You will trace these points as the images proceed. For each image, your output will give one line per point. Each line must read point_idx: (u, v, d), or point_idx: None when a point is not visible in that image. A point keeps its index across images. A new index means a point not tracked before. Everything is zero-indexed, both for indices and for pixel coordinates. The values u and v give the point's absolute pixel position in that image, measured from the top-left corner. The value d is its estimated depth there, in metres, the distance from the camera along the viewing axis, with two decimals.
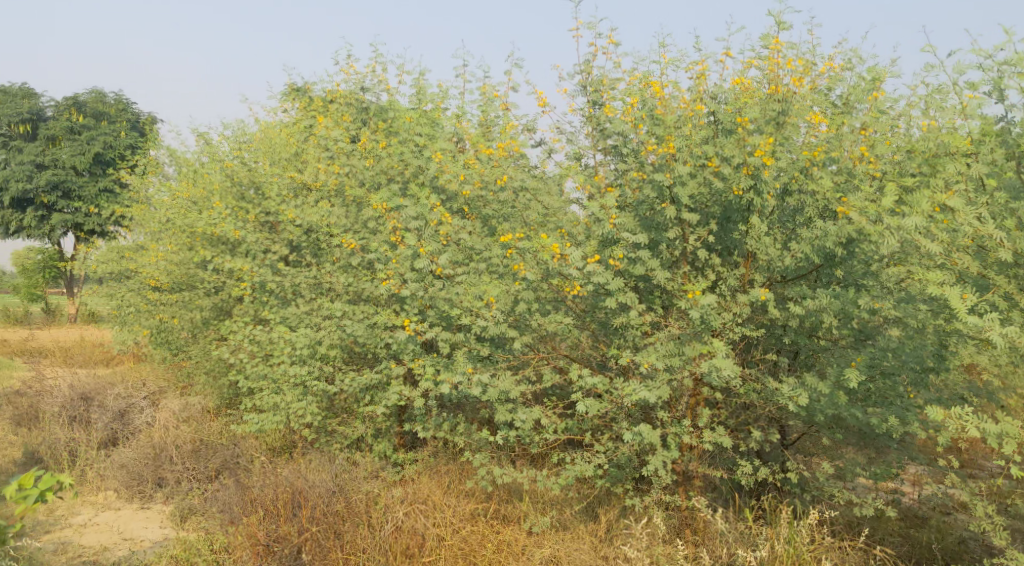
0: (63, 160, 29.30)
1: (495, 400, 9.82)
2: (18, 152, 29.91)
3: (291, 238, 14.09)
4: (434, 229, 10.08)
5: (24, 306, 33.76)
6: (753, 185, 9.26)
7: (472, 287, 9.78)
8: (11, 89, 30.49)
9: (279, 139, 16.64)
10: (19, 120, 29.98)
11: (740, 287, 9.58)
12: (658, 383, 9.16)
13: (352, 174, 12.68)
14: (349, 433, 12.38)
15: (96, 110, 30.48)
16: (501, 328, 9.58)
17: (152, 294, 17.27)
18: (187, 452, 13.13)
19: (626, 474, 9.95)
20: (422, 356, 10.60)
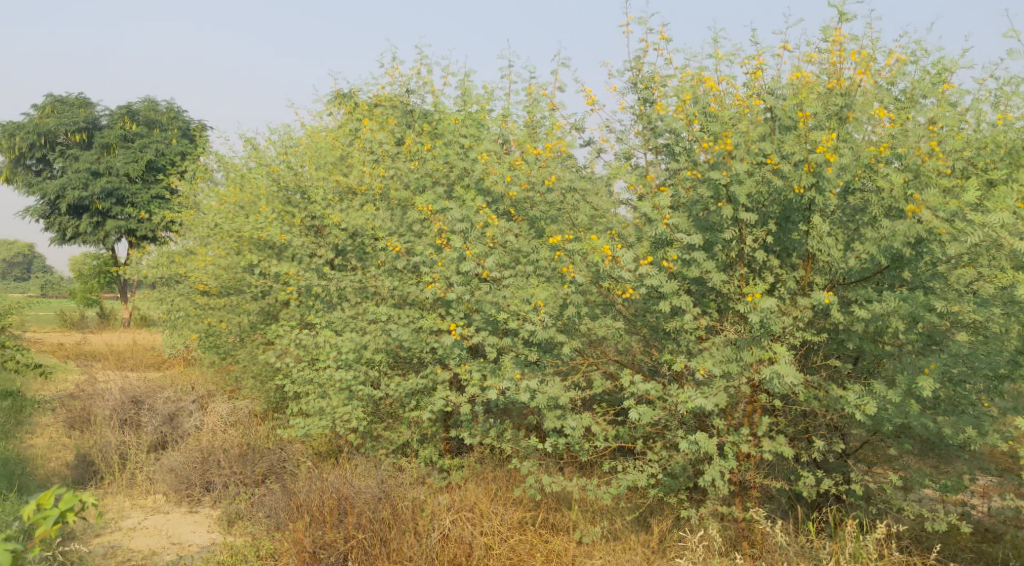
0: (117, 168, 29.69)
1: (544, 406, 9.60)
2: (73, 160, 30.36)
3: (336, 242, 14.00)
4: (480, 231, 9.89)
5: (79, 311, 34.24)
6: (815, 183, 8.82)
7: (520, 290, 9.57)
8: (68, 99, 31.00)
9: (324, 142, 16.60)
10: (75, 128, 30.48)
11: (798, 290, 9.27)
12: (714, 390, 8.90)
13: (398, 175, 12.52)
14: (394, 438, 12.20)
15: (149, 118, 30.87)
16: (551, 332, 9.32)
17: (200, 299, 17.32)
18: (235, 456, 13.07)
19: (680, 484, 9.69)
20: (469, 361, 10.42)
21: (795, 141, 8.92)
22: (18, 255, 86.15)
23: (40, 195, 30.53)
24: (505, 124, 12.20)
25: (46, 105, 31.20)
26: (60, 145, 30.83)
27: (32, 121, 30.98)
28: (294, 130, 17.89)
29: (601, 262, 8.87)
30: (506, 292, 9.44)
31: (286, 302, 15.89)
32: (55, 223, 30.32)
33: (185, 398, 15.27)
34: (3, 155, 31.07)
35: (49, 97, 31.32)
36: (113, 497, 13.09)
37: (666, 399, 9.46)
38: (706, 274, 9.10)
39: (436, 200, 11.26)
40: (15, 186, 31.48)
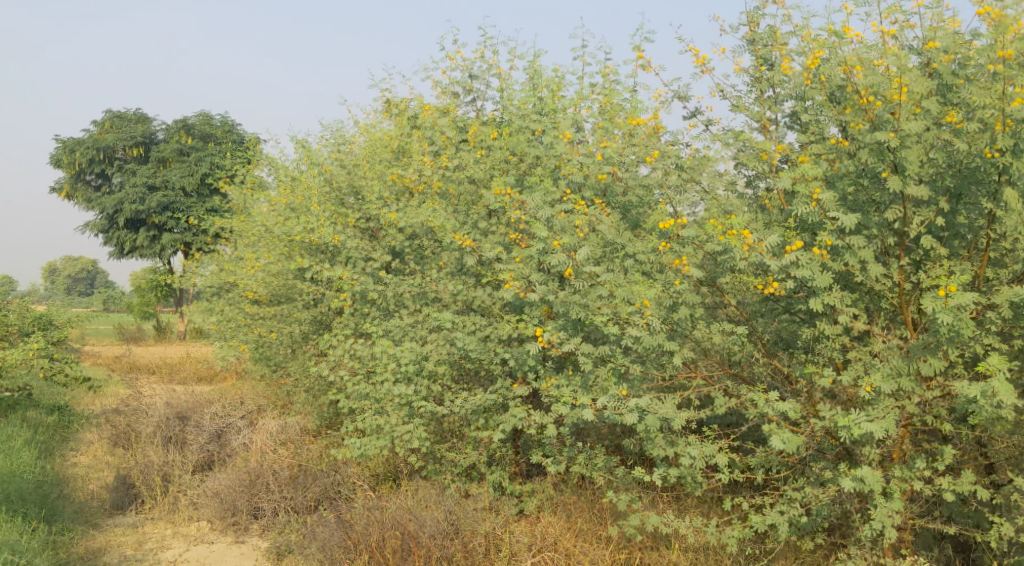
0: (173, 181, 29.09)
1: (654, 429, 8.36)
2: (131, 174, 29.74)
3: (394, 244, 12.92)
4: (566, 222, 8.66)
5: (135, 325, 33.63)
6: (1012, 145, 7.83)
7: (618, 288, 8.33)
8: (126, 114, 30.46)
9: (380, 138, 15.42)
10: (133, 144, 29.90)
11: (973, 284, 8.27)
12: (880, 412, 7.69)
13: (464, 168, 11.28)
14: (460, 460, 10.99)
15: (205, 132, 29.96)
16: (663, 338, 8.03)
17: (250, 308, 16.29)
18: (286, 479, 11.91)
19: (813, 524, 8.41)
20: (554, 375, 9.20)
21: (985, 96, 7.91)
22: (79, 269, 86.63)
23: (97, 210, 29.93)
24: (581, 110, 10.81)
25: (105, 120, 30.62)
26: (119, 160, 30.22)
27: (92, 137, 30.37)
28: (348, 127, 16.82)
29: (738, 249, 7.73)
30: (601, 293, 8.25)
31: (341, 310, 14.80)
32: (114, 238, 29.73)
33: (232, 413, 14.19)
34: (62, 170, 30.57)
35: (107, 113, 30.76)
36: (155, 524, 12.02)
37: (802, 421, 8.24)
38: (862, 265, 8.06)
39: (510, 188, 10.06)
40: (75, 203, 31.00)
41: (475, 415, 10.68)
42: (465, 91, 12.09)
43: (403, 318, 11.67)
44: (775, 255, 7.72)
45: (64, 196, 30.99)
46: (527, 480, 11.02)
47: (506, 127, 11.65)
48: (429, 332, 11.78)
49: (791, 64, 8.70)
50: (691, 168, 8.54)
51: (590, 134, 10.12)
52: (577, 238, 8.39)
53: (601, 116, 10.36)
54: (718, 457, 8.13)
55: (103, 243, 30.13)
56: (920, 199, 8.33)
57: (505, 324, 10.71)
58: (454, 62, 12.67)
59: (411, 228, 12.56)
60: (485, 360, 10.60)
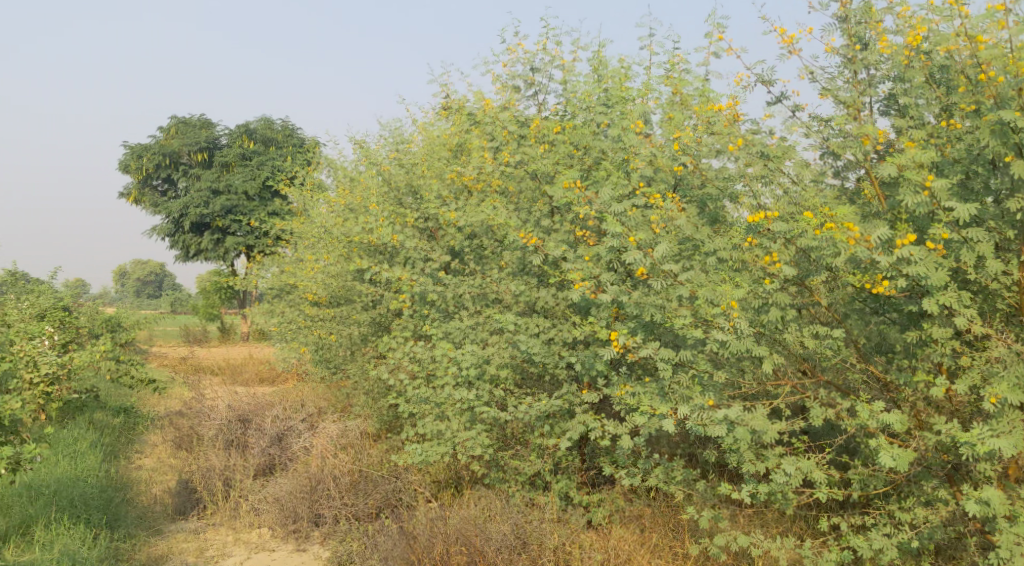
0: (237, 185, 28.94)
1: (742, 441, 7.89)
2: (196, 180, 29.97)
3: (455, 244, 12.56)
4: (642, 218, 8.18)
5: (200, 327, 33.80)
6: None
7: (701, 289, 7.84)
8: (190, 120, 30.57)
9: (438, 136, 15.07)
10: (198, 148, 29.94)
11: None
12: (1005, 426, 7.26)
13: (526, 161, 10.81)
14: (524, 469, 10.54)
15: (266, 136, 30.00)
16: (751, 342, 7.58)
17: (310, 310, 16.03)
18: (346, 485, 11.57)
19: (913, 543, 7.90)
20: (628, 381, 8.73)
21: None
22: (146, 272, 88.00)
23: (165, 215, 30.02)
24: (648, 100, 10.28)
25: (170, 126, 30.73)
26: (183, 165, 30.33)
27: (158, 143, 30.53)
28: (406, 125, 16.51)
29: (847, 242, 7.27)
30: (682, 293, 7.77)
31: (400, 311, 14.48)
32: (178, 241, 29.85)
33: (293, 417, 13.93)
34: (130, 175, 30.77)
35: (172, 119, 30.88)
36: (216, 531, 11.76)
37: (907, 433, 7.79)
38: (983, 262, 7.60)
39: (576, 183, 9.58)
40: (142, 208, 31.22)
41: (541, 421, 10.26)
42: (527, 84, 11.61)
43: (464, 320, 11.31)
44: (867, 254, 7.26)
45: (131, 201, 31.26)
46: (594, 489, 10.59)
47: (570, 120, 11.15)
48: (490, 334, 11.41)
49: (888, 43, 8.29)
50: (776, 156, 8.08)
51: (661, 125, 9.60)
52: (652, 236, 7.95)
53: (670, 106, 9.84)
54: (813, 471, 7.67)
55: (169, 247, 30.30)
56: (1021, 190, 7.77)
57: (571, 326, 10.30)
58: (514, 53, 12.19)
59: (471, 227, 12.18)
60: (550, 364, 10.18)
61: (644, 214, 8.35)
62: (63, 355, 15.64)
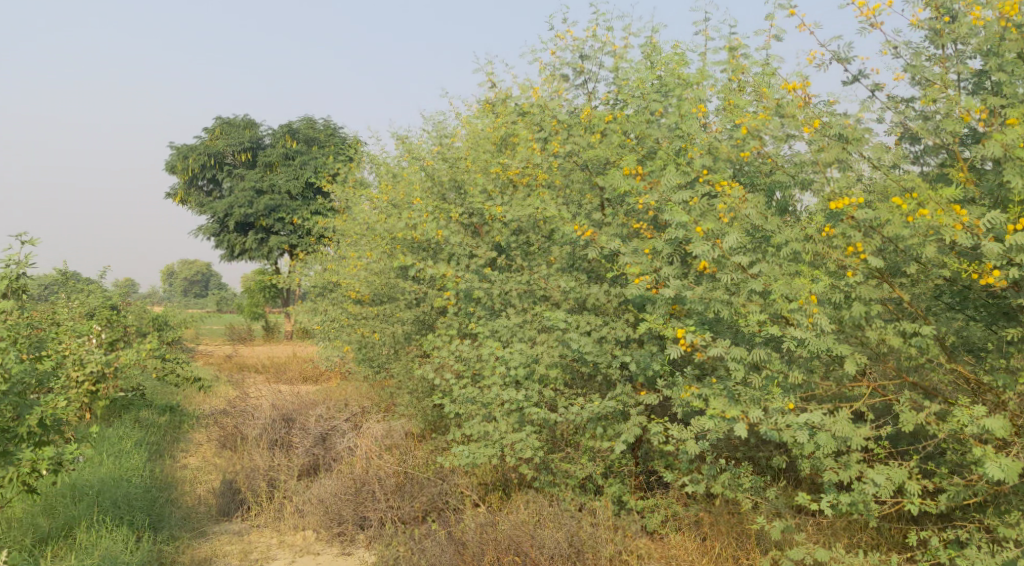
0: (280, 185, 28.96)
1: (819, 446, 7.47)
2: (240, 179, 29.90)
3: (503, 240, 12.20)
4: (708, 209, 7.75)
5: (245, 326, 33.78)
6: None
7: (775, 284, 7.40)
8: (235, 121, 30.49)
9: (482, 130, 14.72)
10: (241, 149, 29.89)
11: None
12: None
13: (577, 151, 10.42)
14: (575, 472, 10.15)
15: (309, 136, 29.91)
16: (831, 342, 7.25)
17: (353, 307, 15.74)
18: (392, 487, 11.26)
19: (1000, 556, 7.45)
20: (692, 381, 8.30)
21: None
22: (193, 271, 88.76)
23: (209, 214, 30.01)
24: (703, 87, 9.83)
25: (215, 127, 30.68)
26: (228, 166, 30.29)
27: (203, 143, 30.51)
28: (449, 119, 16.18)
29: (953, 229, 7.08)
30: (753, 289, 7.34)
31: (445, 309, 14.15)
32: (224, 240, 29.82)
33: (337, 416, 13.62)
34: (176, 176, 30.80)
35: (217, 120, 30.83)
36: (260, 533, 11.50)
37: (1001, 440, 7.39)
38: None
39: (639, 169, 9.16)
40: (187, 207, 31.23)
41: (594, 422, 9.90)
42: (576, 73, 11.20)
43: (511, 317, 10.96)
44: (965, 244, 7.02)
45: (177, 201, 31.30)
46: (647, 492, 10.21)
47: (621, 109, 10.73)
48: (538, 332, 11.06)
49: (981, 16, 7.86)
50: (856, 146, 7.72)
51: (721, 112, 9.17)
52: (719, 229, 7.57)
53: (729, 91, 9.40)
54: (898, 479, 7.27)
55: (214, 246, 30.31)
56: None
57: (625, 324, 9.93)
58: (562, 40, 11.77)
59: (517, 222, 11.82)
60: (604, 363, 9.82)
61: (709, 205, 7.90)
62: (108, 353, 15.50)
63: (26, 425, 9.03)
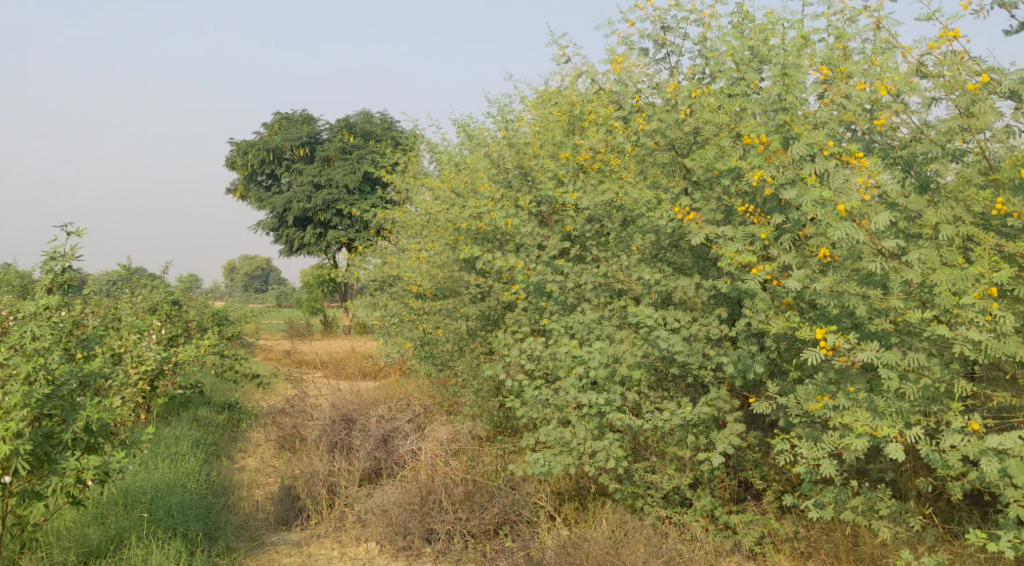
0: (337, 179, 28.30)
1: None
2: (298, 174, 29.36)
3: (575, 230, 11.37)
4: None
5: (304, 320, 33.38)
6: None
7: None
8: (293, 115, 29.95)
9: (549, 113, 13.85)
10: (299, 144, 29.33)
11: None
12: None
13: (664, 127, 9.53)
14: (661, 483, 9.31)
15: (366, 130, 29.41)
16: (1014, 344, 7.11)
17: (414, 302, 15.01)
18: (460, 496, 10.35)
19: None
20: (825, 394, 7.82)
21: None
22: (255, 266, 89.14)
23: (268, 209, 29.57)
24: (802, 52, 8.78)
25: (273, 122, 30.22)
26: (287, 161, 29.84)
27: (263, 138, 30.05)
28: (514, 103, 15.32)
29: None
30: None
31: (512, 303, 13.33)
32: (284, 236, 29.33)
33: (399, 417, 12.80)
34: (236, 171, 30.39)
35: (276, 115, 30.30)
36: (320, 544, 10.77)
37: None
38: None
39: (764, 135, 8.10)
40: (247, 203, 30.82)
41: (683, 428, 9.05)
42: (657, 45, 10.31)
43: (588, 312, 10.13)
44: None
45: (238, 196, 30.93)
46: (737, 504, 9.39)
47: (707, 84, 9.82)
48: (617, 329, 10.21)
49: None
50: (1005, 111, 7.42)
51: (836, 77, 8.23)
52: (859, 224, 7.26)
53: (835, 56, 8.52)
54: None
55: (273, 241, 29.84)
56: None
57: (717, 321, 9.06)
58: (641, 11, 10.86)
59: (592, 210, 10.95)
60: (695, 364, 8.98)
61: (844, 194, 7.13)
62: (165, 350, 14.88)
63: (71, 432, 8.16)
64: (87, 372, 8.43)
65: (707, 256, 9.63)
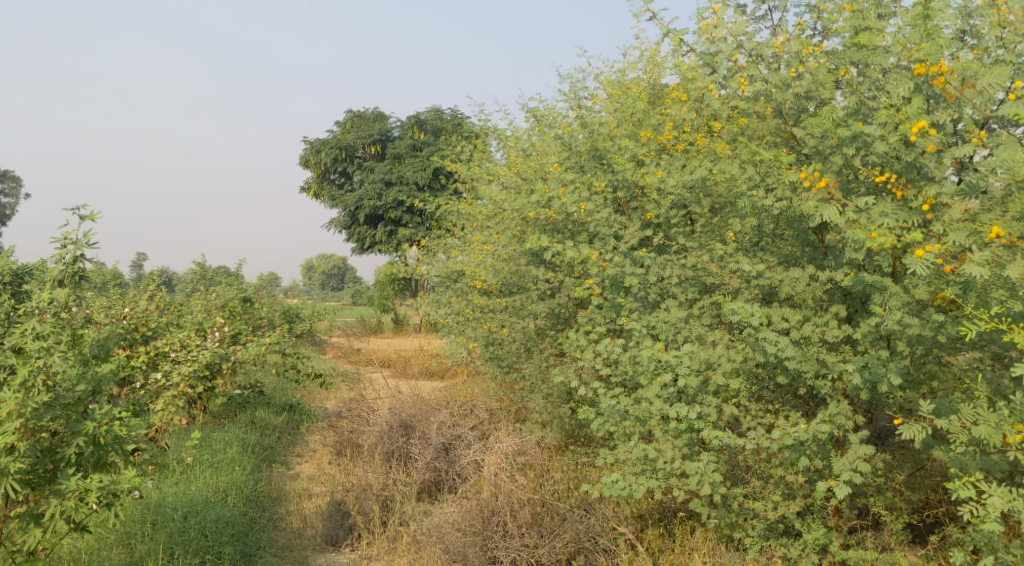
0: (407, 176, 27.02)
1: None
2: (370, 173, 28.28)
3: (658, 217, 10.00)
4: None
5: (375, 318, 32.40)
6: None
7: None
8: (365, 113, 29.04)
9: (628, 89, 12.48)
10: (370, 141, 28.35)
11: None
12: None
13: (771, 92, 8.13)
14: (763, 511, 7.94)
15: (437, 127, 28.25)
16: None
17: (478, 298, 13.75)
18: (528, 519, 8.99)
19: None
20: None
21: None
22: (329, 264, 88.93)
23: (341, 207, 28.81)
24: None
25: (346, 120, 29.30)
26: (359, 159, 28.92)
27: (335, 136, 29.20)
28: (588, 81, 13.96)
29: None
30: None
31: (586, 299, 11.97)
32: (356, 234, 28.56)
33: (462, 423, 11.52)
34: (309, 170, 29.61)
35: (348, 112, 29.40)
36: None
37: None
38: None
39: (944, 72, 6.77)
40: (321, 201, 30.02)
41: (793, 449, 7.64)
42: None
43: (675, 309, 8.75)
44: None
45: (312, 195, 30.16)
46: (855, 538, 7.97)
47: (818, 41, 8.37)
48: (707, 330, 8.83)
49: None
50: None
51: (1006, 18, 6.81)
52: None
53: None
54: None
55: (346, 239, 29.04)
56: None
57: (833, 321, 7.64)
58: None
59: (677, 192, 9.55)
60: (808, 372, 7.58)
61: None
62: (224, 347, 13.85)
63: (75, 446, 7.04)
64: (97, 376, 7.32)
65: (819, 243, 8.06)
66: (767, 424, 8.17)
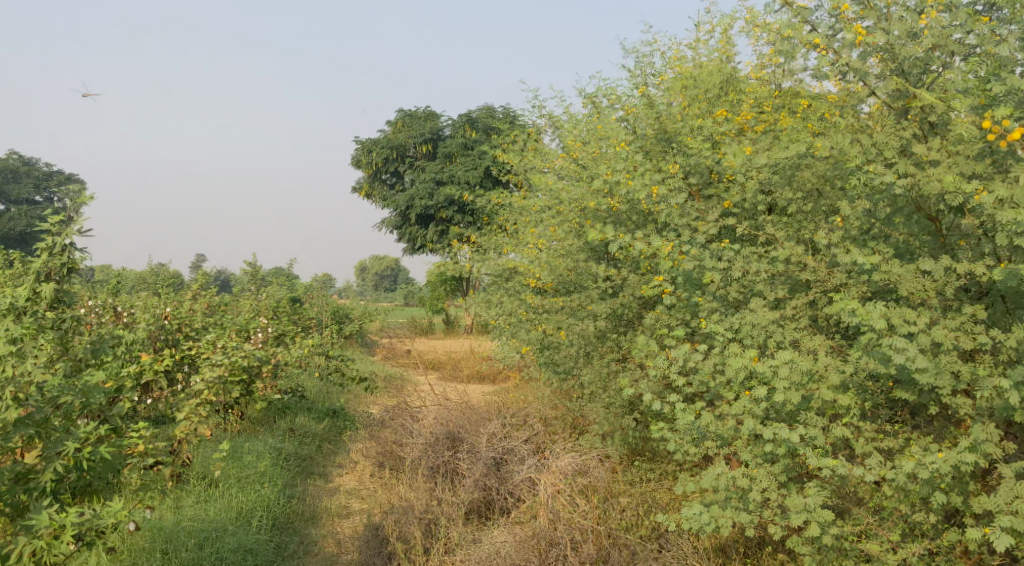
0: (458, 176, 25.67)
1: None
2: (421, 171, 27.18)
3: (739, 203, 8.67)
4: None
5: (427, 318, 31.32)
6: None
7: None
8: (416, 112, 27.91)
9: (700, 67, 11.11)
10: (421, 140, 27.23)
11: None
12: None
13: (889, 49, 6.74)
14: (879, 553, 6.58)
15: (488, 125, 26.86)
16: None
17: (532, 299, 12.45)
18: (593, 556, 7.70)
19: None
20: None
21: None
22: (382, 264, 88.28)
23: (392, 207, 27.77)
24: None
25: (396, 118, 28.20)
26: (411, 158, 27.83)
27: (385, 135, 28.12)
28: (654, 60, 12.58)
29: None
30: None
31: (654, 299, 10.65)
32: (408, 233, 27.53)
33: (516, 436, 10.21)
34: (359, 169, 28.61)
35: (398, 111, 28.30)
36: None
37: None
38: None
39: None
40: (372, 201, 29.04)
41: (921, 481, 6.29)
42: None
43: (766, 310, 7.40)
44: None
45: (363, 194, 29.19)
46: None
47: None
48: (804, 335, 7.47)
49: None
50: None
51: None
52: None
53: None
54: None
55: (397, 238, 27.98)
56: None
57: (970, 326, 6.26)
58: None
59: (765, 174, 8.21)
60: (941, 388, 6.22)
61: None
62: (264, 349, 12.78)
63: (51, 473, 5.89)
64: (86, 387, 6.17)
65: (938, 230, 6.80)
66: (882, 447, 6.81)
